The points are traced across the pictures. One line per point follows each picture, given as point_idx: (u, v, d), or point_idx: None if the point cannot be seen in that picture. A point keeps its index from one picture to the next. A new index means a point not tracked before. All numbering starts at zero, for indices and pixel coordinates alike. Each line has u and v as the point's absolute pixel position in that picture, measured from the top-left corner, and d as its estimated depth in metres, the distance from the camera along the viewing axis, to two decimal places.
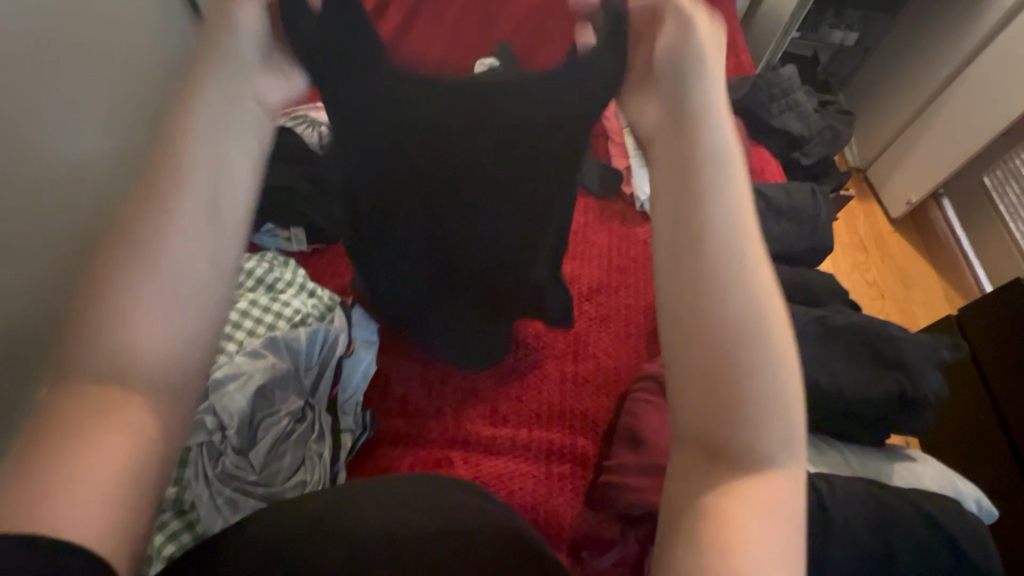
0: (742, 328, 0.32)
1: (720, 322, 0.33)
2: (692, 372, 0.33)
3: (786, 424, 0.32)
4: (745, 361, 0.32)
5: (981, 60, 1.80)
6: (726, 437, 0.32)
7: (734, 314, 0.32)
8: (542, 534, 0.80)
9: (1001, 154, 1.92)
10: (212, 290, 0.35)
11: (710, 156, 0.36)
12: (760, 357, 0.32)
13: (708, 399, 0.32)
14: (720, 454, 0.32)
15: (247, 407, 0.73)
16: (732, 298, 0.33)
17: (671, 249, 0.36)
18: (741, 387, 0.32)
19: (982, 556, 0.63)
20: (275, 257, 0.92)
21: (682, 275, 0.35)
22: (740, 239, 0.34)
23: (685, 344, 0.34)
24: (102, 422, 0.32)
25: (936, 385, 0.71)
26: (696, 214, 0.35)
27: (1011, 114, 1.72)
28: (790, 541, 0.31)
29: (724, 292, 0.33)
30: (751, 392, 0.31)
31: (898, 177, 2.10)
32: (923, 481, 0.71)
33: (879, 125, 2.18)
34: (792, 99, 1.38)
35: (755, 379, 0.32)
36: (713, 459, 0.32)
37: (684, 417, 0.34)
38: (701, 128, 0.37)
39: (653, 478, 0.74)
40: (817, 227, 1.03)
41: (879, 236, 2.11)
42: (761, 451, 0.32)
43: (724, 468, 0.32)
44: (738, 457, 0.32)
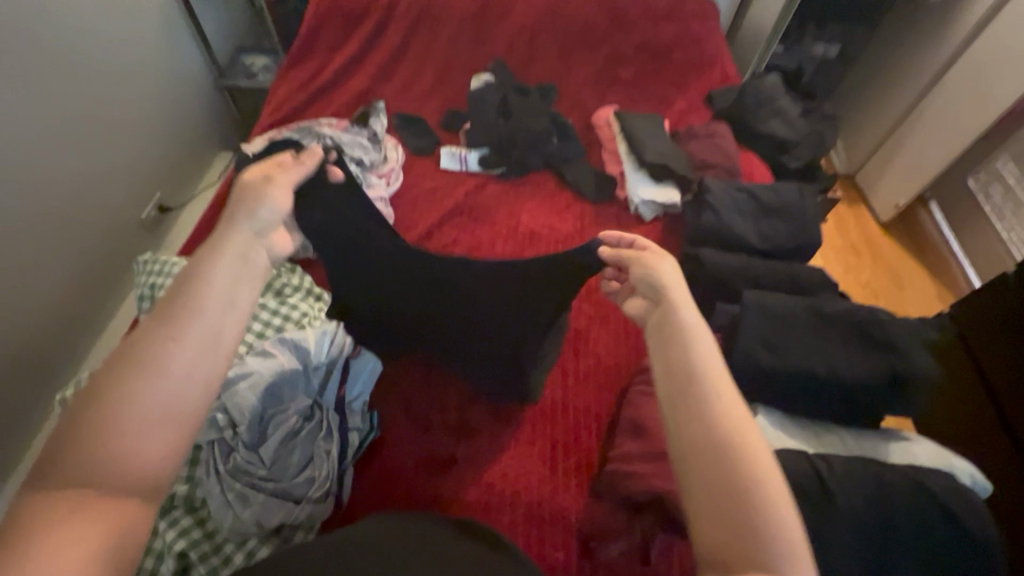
0: (748, 463, 0.45)
1: (736, 458, 0.45)
2: (707, 495, 0.45)
3: (796, 543, 0.43)
4: (744, 485, 0.44)
5: (957, 67, 1.86)
6: (738, 547, 0.42)
7: (735, 447, 0.46)
8: (549, 528, 0.80)
9: (983, 155, 1.98)
10: (191, 407, 0.44)
11: (684, 334, 0.54)
12: (750, 479, 0.45)
13: (724, 516, 0.44)
14: (759, 571, 0.42)
15: (258, 404, 0.75)
16: (741, 445, 0.46)
17: (672, 401, 0.50)
18: (746, 505, 0.44)
19: (977, 526, 0.65)
20: (283, 265, 0.97)
21: (694, 421, 0.48)
22: (716, 390, 0.50)
23: (696, 473, 0.46)
24: (73, 515, 0.39)
25: (925, 365, 0.74)
26: (681, 379, 0.51)
27: (988, 117, 1.78)
28: None
29: (715, 434, 0.47)
30: (754, 510, 0.43)
31: (885, 181, 2.16)
32: (917, 459, 0.73)
33: (865, 132, 2.25)
34: (777, 105, 1.43)
35: (754, 501, 0.44)
36: (735, 568, 0.42)
37: (707, 533, 0.44)
38: (676, 314, 0.56)
39: (656, 465, 0.76)
40: (806, 223, 1.07)
41: (870, 239, 2.16)
42: (770, 556, 0.42)
43: (744, 573, 0.41)
44: (768, 571, 0.41)
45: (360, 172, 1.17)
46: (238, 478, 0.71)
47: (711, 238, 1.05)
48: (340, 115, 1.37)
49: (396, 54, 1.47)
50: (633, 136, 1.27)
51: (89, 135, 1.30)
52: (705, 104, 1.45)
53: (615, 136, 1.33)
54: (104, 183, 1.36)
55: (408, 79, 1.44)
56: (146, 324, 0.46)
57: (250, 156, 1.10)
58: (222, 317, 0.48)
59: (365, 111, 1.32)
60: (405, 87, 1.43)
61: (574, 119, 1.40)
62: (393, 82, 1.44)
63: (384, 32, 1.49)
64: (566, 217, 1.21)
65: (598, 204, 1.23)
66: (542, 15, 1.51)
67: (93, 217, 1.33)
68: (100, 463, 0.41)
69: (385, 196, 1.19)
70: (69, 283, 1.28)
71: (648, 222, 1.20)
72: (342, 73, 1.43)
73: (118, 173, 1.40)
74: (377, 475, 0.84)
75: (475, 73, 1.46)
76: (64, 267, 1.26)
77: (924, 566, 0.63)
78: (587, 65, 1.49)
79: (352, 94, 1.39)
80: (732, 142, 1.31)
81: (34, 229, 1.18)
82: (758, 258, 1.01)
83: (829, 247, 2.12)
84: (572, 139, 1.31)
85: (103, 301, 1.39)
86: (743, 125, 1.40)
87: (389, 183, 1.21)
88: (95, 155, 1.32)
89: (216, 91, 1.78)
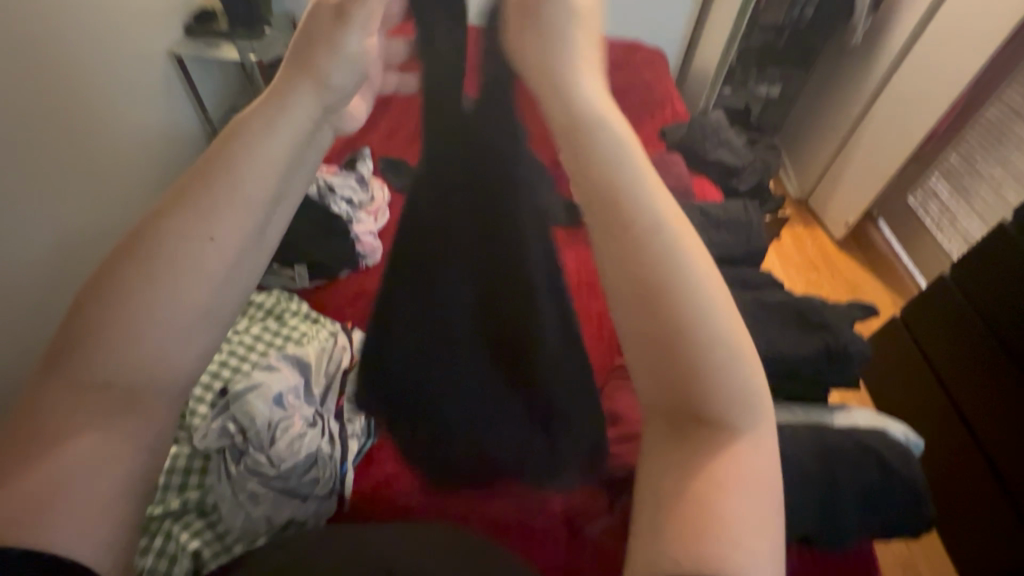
0: (690, 287, 0.34)
1: (666, 279, 0.34)
2: (640, 348, 0.34)
3: (744, 389, 0.34)
4: (690, 325, 0.33)
5: (882, 99, 2.10)
6: (684, 402, 0.33)
7: (670, 273, 0.34)
8: (537, 515, 0.86)
9: (917, 175, 2.18)
10: (219, 305, 0.36)
11: (598, 131, 0.38)
12: (700, 318, 0.33)
13: (662, 372, 0.33)
14: (682, 415, 0.33)
15: (266, 411, 0.80)
16: (680, 269, 0.34)
17: (600, 231, 0.36)
18: (690, 353, 0.33)
19: (909, 473, 0.73)
20: (281, 293, 1.06)
21: (617, 242, 0.35)
22: (646, 208, 0.36)
23: (629, 323, 0.34)
24: (90, 416, 0.33)
25: (855, 341, 0.85)
26: (615, 195, 0.36)
27: (912, 142, 1.99)
28: (762, 500, 0.32)
29: (653, 264, 0.34)
30: (705, 358, 0.33)
31: (834, 203, 2.35)
32: (857, 421, 0.83)
33: (811, 161, 2.47)
34: (724, 137, 1.61)
35: (703, 346, 0.33)
36: (674, 424, 0.33)
37: (640, 391, 0.35)
38: (578, 108, 0.39)
39: (630, 445, 0.83)
40: (751, 232, 1.20)
41: (826, 255, 2.33)
42: (714, 406, 0.33)
43: (683, 429, 0.33)
44: (699, 420, 0.33)
45: (351, 210, 1.27)
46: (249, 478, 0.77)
47: None
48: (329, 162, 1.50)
49: None
50: None
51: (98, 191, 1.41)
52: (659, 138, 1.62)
53: None
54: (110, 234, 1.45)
55: None
56: (172, 199, 0.35)
57: None
58: (264, 209, 0.37)
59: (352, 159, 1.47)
60: None
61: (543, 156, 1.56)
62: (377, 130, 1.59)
63: None
64: None
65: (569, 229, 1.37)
66: None
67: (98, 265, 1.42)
68: (113, 354, 0.33)
69: (374, 230, 1.28)
70: None
71: None
72: None
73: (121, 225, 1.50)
74: (375, 478, 0.89)
75: None
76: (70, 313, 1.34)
77: (863, 508, 0.72)
78: None
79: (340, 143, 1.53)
80: (683, 168, 1.46)
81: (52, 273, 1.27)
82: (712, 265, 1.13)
83: (790, 264, 2.29)
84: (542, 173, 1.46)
85: None
86: (693, 155, 1.56)
87: (377, 220, 1.32)
88: (103, 210, 1.42)
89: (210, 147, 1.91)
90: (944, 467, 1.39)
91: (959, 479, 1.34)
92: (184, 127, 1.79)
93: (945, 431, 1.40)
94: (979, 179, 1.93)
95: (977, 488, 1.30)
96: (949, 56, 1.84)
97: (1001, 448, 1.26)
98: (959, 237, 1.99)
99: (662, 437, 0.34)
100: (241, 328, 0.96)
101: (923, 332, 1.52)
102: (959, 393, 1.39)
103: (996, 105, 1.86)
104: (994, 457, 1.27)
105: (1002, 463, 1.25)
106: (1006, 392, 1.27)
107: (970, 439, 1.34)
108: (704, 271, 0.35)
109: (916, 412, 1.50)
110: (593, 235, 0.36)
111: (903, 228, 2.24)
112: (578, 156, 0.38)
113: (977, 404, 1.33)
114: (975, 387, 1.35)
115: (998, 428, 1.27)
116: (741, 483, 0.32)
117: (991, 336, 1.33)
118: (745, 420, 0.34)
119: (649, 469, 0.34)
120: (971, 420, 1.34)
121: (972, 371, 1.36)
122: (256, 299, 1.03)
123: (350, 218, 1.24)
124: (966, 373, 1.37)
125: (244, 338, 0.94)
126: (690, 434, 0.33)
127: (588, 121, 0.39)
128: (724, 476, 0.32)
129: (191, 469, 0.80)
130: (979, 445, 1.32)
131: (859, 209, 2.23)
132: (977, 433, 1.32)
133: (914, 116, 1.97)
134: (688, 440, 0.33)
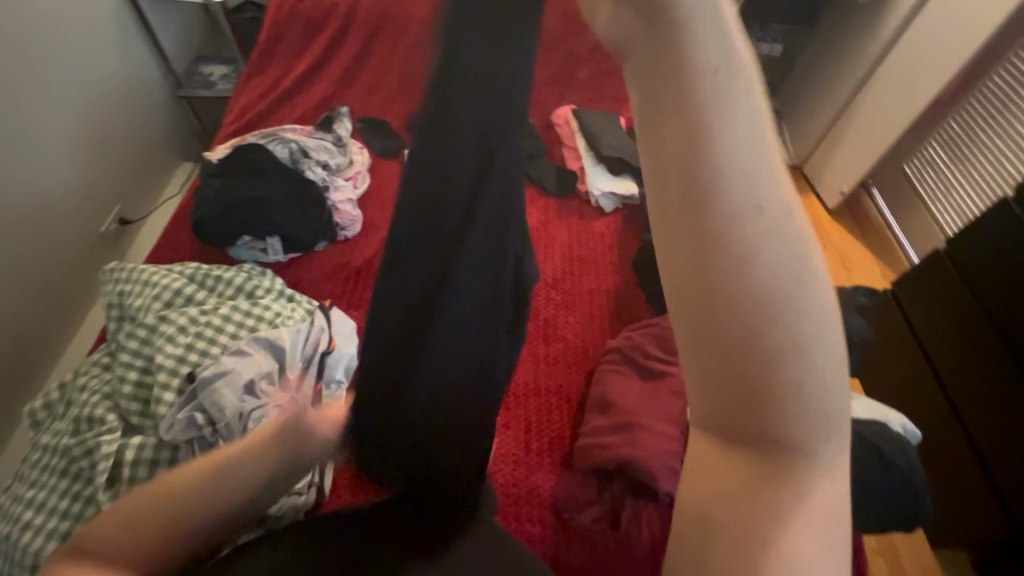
0: (782, 290, 0.25)
1: (765, 287, 0.25)
2: (710, 362, 0.27)
3: (838, 406, 0.28)
4: (780, 332, 0.25)
5: (886, 63, 2.01)
6: (752, 427, 0.28)
7: (778, 292, 0.25)
8: (524, 505, 0.84)
9: (916, 143, 2.13)
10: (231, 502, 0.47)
11: (685, 56, 0.25)
12: (797, 327, 0.25)
13: (734, 390, 0.27)
14: (748, 438, 0.28)
15: (237, 401, 0.75)
16: (779, 280, 0.25)
17: (667, 213, 0.27)
18: (772, 372, 0.26)
19: (906, 466, 0.72)
20: (252, 268, 0.99)
21: (697, 254, 0.26)
22: (745, 181, 0.25)
23: (702, 334, 0.27)
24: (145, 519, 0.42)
25: (857, 328, 0.82)
26: (697, 164, 0.25)
27: (913, 109, 1.92)
28: (827, 540, 0.29)
29: (738, 258, 0.25)
30: (787, 376, 0.26)
31: (829, 171, 2.30)
32: (857, 413, 0.80)
33: (809, 125, 2.40)
34: None
35: (792, 360, 0.26)
36: (735, 443, 0.29)
37: (701, 398, 0.29)
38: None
39: (622, 435, 0.80)
40: None
41: (818, 224, 2.30)
42: (793, 432, 0.27)
43: (749, 447, 0.29)
44: (766, 444, 0.28)
45: (328, 176, 1.17)
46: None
47: None
48: (303, 121, 1.39)
49: (357, 59, 1.50)
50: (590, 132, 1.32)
51: (42, 151, 1.29)
52: None
53: (574, 134, 1.39)
54: (58, 198, 1.35)
55: (371, 84, 1.48)
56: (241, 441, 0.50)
57: (213, 162, 1.10)
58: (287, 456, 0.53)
59: (329, 118, 1.36)
60: (368, 91, 1.47)
61: (534, 119, 1.46)
62: (355, 87, 1.47)
63: (345, 39, 1.53)
64: (530, 211, 1.27)
65: (561, 198, 1.30)
66: None
67: (49, 232, 1.32)
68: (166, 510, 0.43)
69: (354, 197, 1.20)
70: (42, 295, 1.31)
71: (608, 212, 1.27)
72: (304, 80, 1.46)
73: (71, 188, 1.39)
74: None
75: None
76: (23, 282, 1.26)
77: (857, 505, 0.70)
78: (544, 67, 1.55)
79: (315, 100, 1.42)
80: None
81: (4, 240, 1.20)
82: None
83: None
84: (533, 137, 1.38)
85: (66, 314, 1.39)
86: None
87: (356, 186, 1.23)
88: (48, 174, 1.31)
89: (174, 101, 1.78)
90: (929, 447, 1.40)
91: (943, 469, 1.36)
92: (142, 78, 1.64)
93: (931, 412, 1.41)
94: (978, 149, 1.89)
95: (956, 469, 1.32)
96: (958, 18, 1.75)
97: (984, 432, 1.27)
98: (953, 209, 1.96)
99: (704, 448, 0.31)
100: (208, 308, 0.88)
101: (913, 310, 1.52)
102: (946, 375, 1.39)
103: (1001, 72, 1.79)
104: (982, 451, 1.27)
105: (989, 457, 1.25)
106: (996, 377, 1.27)
107: (960, 429, 1.34)
108: (815, 261, 0.26)
109: (901, 391, 1.51)
110: (658, 213, 0.27)
111: (898, 198, 2.20)
112: (654, 97, 0.26)
113: (964, 387, 1.34)
114: (963, 370, 1.35)
115: (985, 412, 1.28)
116: (806, 513, 0.29)
117: (985, 320, 1.32)
118: (823, 447, 0.29)
119: (699, 476, 0.31)
120: (957, 403, 1.35)
121: (967, 359, 1.34)
122: (224, 274, 0.95)
123: (327, 185, 1.15)
124: (954, 355, 1.37)
125: (211, 318, 0.86)
126: (741, 459, 0.29)
127: (702, 67, 0.25)
128: (780, 510, 0.29)
129: (159, 461, 0.75)
130: (962, 427, 1.33)
131: (854, 178, 2.18)
132: (967, 424, 1.32)
133: (918, 82, 1.90)
134: (750, 475, 0.29)
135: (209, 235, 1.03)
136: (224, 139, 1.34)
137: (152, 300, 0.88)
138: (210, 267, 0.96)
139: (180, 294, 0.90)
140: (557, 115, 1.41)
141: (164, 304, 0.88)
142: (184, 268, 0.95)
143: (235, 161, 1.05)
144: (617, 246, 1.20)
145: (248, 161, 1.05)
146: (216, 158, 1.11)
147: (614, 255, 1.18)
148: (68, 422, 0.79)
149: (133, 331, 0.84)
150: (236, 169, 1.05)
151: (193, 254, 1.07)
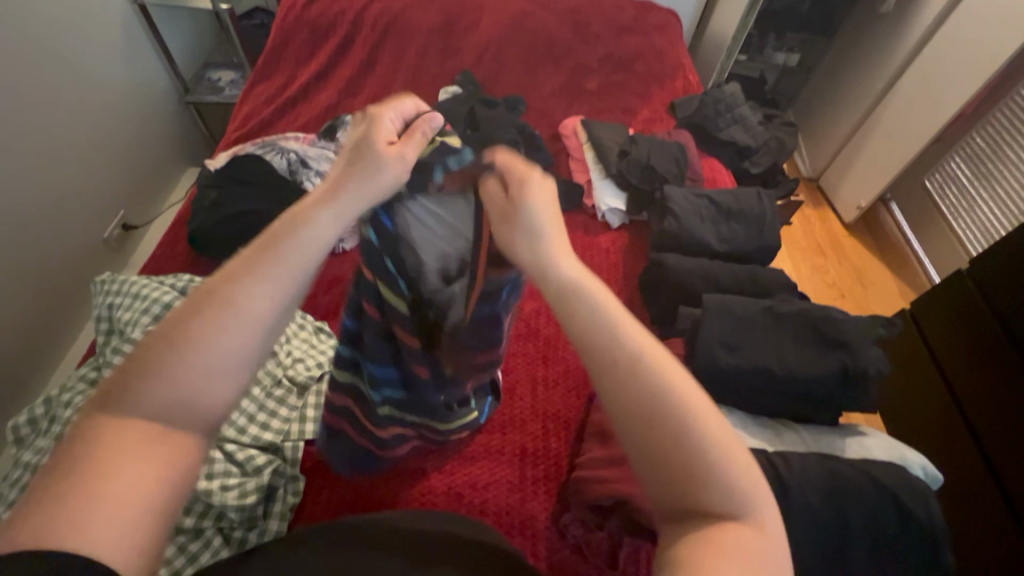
0: (678, 410, 0.37)
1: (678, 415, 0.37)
2: (649, 440, 0.37)
3: (727, 470, 0.36)
4: (692, 436, 0.37)
5: (910, 73, 1.75)
6: (688, 480, 0.36)
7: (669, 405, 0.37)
8: (516, 536, 0.79)
9: (936, 157, 1.88)
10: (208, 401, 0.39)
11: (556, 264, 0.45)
12: (698, 431, 0.37)
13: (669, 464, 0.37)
14: (700, 508, 0.36)
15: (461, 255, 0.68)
16: (680, 417, 0.37)
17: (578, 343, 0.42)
18: (698, 448, 0.36)
19: (923, 511, 0.68)
20: None
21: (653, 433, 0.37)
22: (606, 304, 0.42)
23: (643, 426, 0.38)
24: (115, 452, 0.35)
25: (875, 362, 0.78)
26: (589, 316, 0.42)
27: (940, 120, 1.66)
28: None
29: (675, 426, 0.37)
30: (699, 447, 0.36)
31: (848, 184, 2.01)
32: (871, 452, 0.78)
33: (825, 135, 2.11)
34: (738, 113, 1.47)
35: (712, 462, 0.36)
36: (682, 513, 0.37)
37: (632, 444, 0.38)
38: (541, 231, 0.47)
39: (621, 468, 0.76)
40: (764, 226, 1.11)
41: (834, 240, 2.01)
42: (722, 503, 0.36)
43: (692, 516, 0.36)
44: (700, 512, 0.36)
45: None
46: (211, 484, 0.72)
47: (670, 243, 1.09)
48: (306, 130, 1.36)
49: (364, 69, 1.49)
50: (599, 145, 1.30)
51: (53, 151, 1.26)
52: (668, 113, 1.49)
53: (581, 145, 1.36)
54: (60, 202, 1.29)
55: (375, 92, 1.45)
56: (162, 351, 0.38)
57: (213, 171, 1.11)
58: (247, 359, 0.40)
59: (332, 126, 1.30)
60: (373, 100, 1.44)
61: (540, 130, 1.42)
62: (360, 95, 1.45)
63: (351, 48, 1.52)
64: None
65: (567, 213, 1.25)
66: (508, 32, 1.58)
67: (56, 236, 1.28)
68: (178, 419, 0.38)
69: None
70: (49, 301, 1.27)
71: (614, 229, 1.23)
72: (308, 88, 1.44)
73: (78, 190, 1.34)
74: (338, 494, 0.82)
75: (441, 87, 1.47)
76: (29, 282, 1.21)
77: (877, 549, 0.67)
78: (553, 78, 1.52)
79: (319, 109, 1.40)
80: (692, 149, 1.34)
81: (23, 239, 1.19)
82: (719, 263, 1.04)
83: (794, 248, 1.98)
84: (540, 149, 1.34)
85: (61, 321, 1.31)
86: (705, 133, 1.44)
87: None
88: (54, 176, 1.27)
89: (180, 106, 1.72)
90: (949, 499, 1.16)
91: (974, 532, 1.09)
92: (149, 82, 1.59)
93: (951, 451, 1.17)
94: (1004, 163, 1.65)
95: (987, 527, 1.07)
96: (991, 25, 1.51)
97: (1015, 475, 1.03)
98: (976, 227, 1.73)
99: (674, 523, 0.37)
100: None
101: (931, 331, 1.27)
102: (974, 409, 1.13)
103: (1004, 108, 1.64)
104: (1019, 510, 1.01)
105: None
106: None
107: (996, 488, 1.06)
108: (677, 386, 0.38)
109: (923, 438, 1.24)
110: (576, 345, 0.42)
111: (916, 214, 1.95)
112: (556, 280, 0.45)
113: (997, 432, 1.08)
114: (996, 409, 1.09)
115: (1012, 453, 1.04)
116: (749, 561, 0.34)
117: (1011, 352, 1.08)
118: (743, 507, 0.36)
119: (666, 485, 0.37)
120: (986, 448, 1.10)
121: (997, 397, 1.09)
122: None
123: None
124: (980, 381, 1.13)
125: None
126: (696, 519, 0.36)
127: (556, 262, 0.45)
128: (731, 551, 0.34)
129: None
130: (1004, 496, 1.05)
131: (874, 190, 1.91)
132: (1002, 481, 1.05)
133: (941, 92, 1.65)
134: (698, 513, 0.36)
135: (207, 246, 1.03)
136: (223, 147, 1.32)
137: (141, 313, 0.87)
138: (203, 279, 0.95)
139: (170, 308, 0.88)
140: (564, 126, 1.38)
141: (152, 317, 0.87)
142: (176, 281, 0.93)
143: (231, 172, 1.06)
144: (623, 265, 1.16)
145: (246, 170, 1.07)
146: (216, 167, 1.12)
147: (620, 273, 1.14)
148: (49, 439, 0.77)
149: (121, 346, 0.81)
150: (235, 180, 1.06)
151: (185, 263, 1.06)
